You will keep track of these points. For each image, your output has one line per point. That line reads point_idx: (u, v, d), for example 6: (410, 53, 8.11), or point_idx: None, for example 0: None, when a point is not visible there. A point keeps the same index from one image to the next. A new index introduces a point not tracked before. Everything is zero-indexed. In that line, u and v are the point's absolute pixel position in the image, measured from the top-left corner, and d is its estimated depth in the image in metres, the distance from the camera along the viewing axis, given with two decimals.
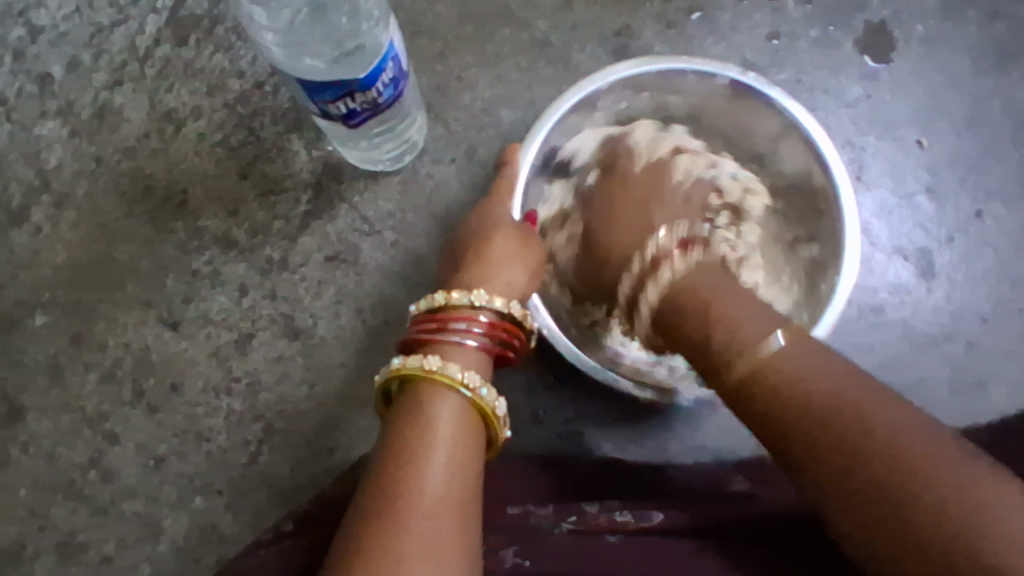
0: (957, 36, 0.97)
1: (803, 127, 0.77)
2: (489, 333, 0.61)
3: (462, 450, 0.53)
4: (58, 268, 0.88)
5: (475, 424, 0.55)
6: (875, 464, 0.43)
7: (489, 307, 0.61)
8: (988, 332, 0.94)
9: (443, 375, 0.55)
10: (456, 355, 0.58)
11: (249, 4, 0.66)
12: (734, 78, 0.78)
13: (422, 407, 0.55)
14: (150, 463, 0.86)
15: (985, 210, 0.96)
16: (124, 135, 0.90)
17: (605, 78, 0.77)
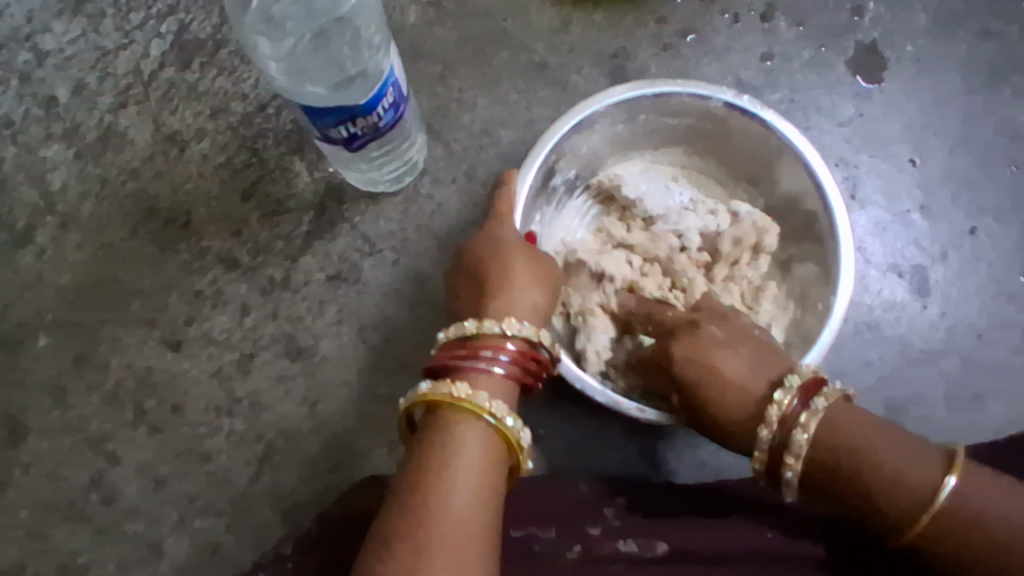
0: (947, 55, 0.99)
1: (796, 148, 0.78)
2: (516, 361, 0.62)
3: (487, 475, 0.54)
4: (62, 288, 0.89)
5: (498, 452, 0.56)
6: (908, 503, 0.51)
7: (518, 336, 0.63)
8: (984, 347, 0.95)
9: (471, 403, 0.57)
10: (483, 383, 0.60)
11: (255, 35, 0.67)
12: (729, 100, 0.79)
13: (448, 431, 0.56)
14: (152, 483, 0.86)
15: (978, 227, 0.97)
16: (129, 157, 0.91)
17: (602, 102, 0.78)
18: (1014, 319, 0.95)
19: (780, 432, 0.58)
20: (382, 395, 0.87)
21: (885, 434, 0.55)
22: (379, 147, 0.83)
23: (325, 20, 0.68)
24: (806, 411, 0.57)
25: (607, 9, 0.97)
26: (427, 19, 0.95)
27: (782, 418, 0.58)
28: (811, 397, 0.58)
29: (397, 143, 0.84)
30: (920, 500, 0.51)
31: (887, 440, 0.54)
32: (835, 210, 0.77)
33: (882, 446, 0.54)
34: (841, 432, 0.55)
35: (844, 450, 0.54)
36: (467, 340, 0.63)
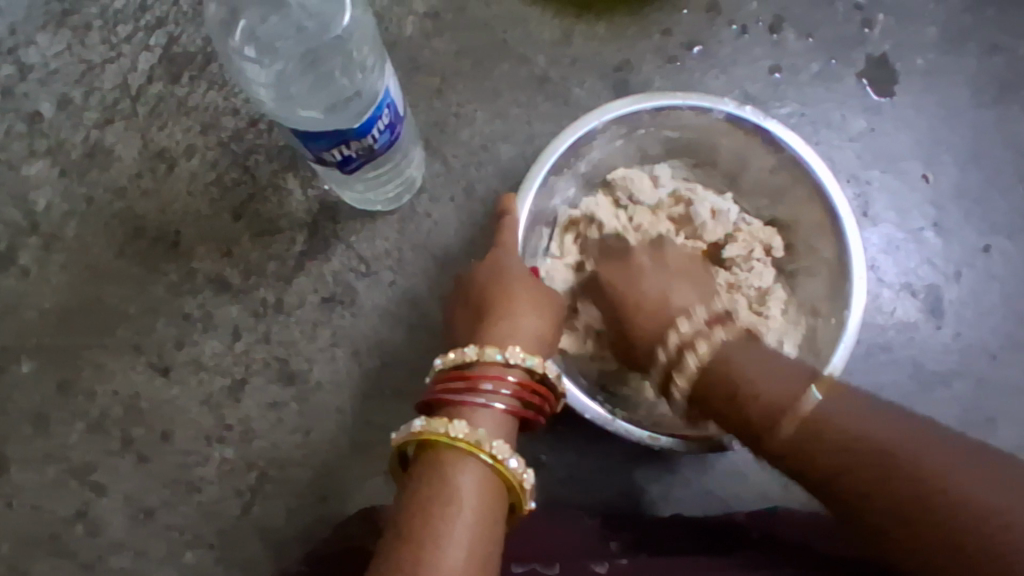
0: (958, 68, 0.97)
1: (803, 159, 0.76)
2: (517, 394, 0.58)
3: (486, 524, 0.50)
4: (45, 312, 0.85)
5: (498, 495, 0.53)
6: (871, 473, 0.45)
7: (520, 366, 0.59)
8: (998, 369, 0.92)
9: (468, 443, 0.53)
10: (482, 419, 0.56)
11: (244, 60, 0.65)
12: (731, 112, 0.77)
13: (444, 475, 0.52)
14: (138, 515, 0.83)
15: (991, 245, 0.94)
16: (115, 175, 0.88)
17: (601, 117, 0.75)
18: None
19: (674, 355, 0.57)
20: (378, 421, 0.84)
21: (779, 364, 0.53)
22: (375, 168, 0.80)
23: (315, 41, 0.65)
24: (699, 329, 0.57)
25: (610, 20, 0.94)
26: (425, 32, 0.92)
27: (678, 337, 0.58)
28: (712, 323, 0.57)
29: (393, 163, 0.82)
30: (787, 410, 0.50)
31: (776, 368, 0.53)
32: (845, 225, 0.74)
33: (766, 369, 0.53)
34: (728, 352, 0.55)
35: (726, 368, 0.54)
36: (465, 369, 0.59)
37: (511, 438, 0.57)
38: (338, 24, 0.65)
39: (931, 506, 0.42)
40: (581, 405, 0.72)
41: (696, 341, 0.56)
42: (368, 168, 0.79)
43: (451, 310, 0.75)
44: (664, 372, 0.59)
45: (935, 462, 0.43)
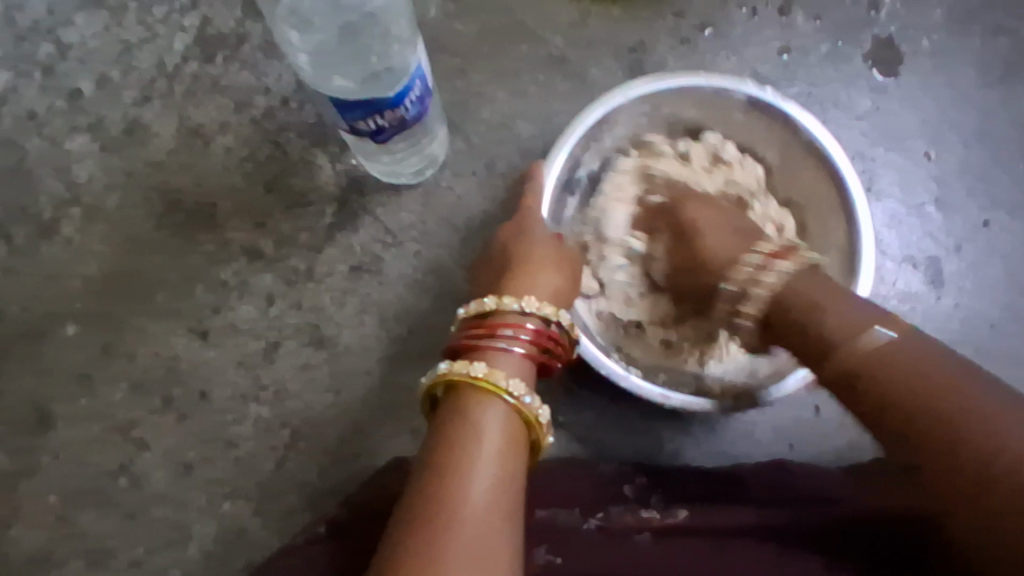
0: (963, 49, 1.00)
1: (817, 139, 0.79)
2: (534, 340, 0.63)
3: (509, 457, 0.55)
4: (89, 279, 0.90)
5: (517, 429, 0.58)
6: (911, 400, 0.51)
7: (535, 315, 0.65)
8: (997, 338, 0.96)
9: (489, 381, 0.58)
10: (502, 361, 0.61)
11: (286, 29, 0.69)
12: (751, 93, 0.80)
13: (469, 413, 0.57)
14: (179, 469, 0.88)
15: (992, 219, 0.98)
16: (153, 149, 0.92)
17: (626, 95, 0.78)
18: None
19: (738, 286, 0.68)
20: (405, 383, 0.89)
21: (841, 296, 0.61)
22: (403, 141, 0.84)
23: (349, 12, 0.69)
24: (759, 260, 0.67)
25: (625, 2, 0.97)
26: (447, 14, 0.96)
27: (742, 271, 0.68)
28: (773, 254, 0.67)
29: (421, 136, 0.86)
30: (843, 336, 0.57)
31: (841, 301, 0.61)
32: (856, 204, 0.78)
33: (826, 296, 0.61)
34: (794, 285, 0.64)
35: (790, 298, 0.63)
36: (486, 317, 0.64)
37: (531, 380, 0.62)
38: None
39: (955, 432, 0.48)
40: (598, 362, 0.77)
41: (757, 272, 0.66)
42: (399, 140, 0.83)
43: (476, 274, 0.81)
44: (734, 299, 0.69)
45: (948, 392, 0.49)
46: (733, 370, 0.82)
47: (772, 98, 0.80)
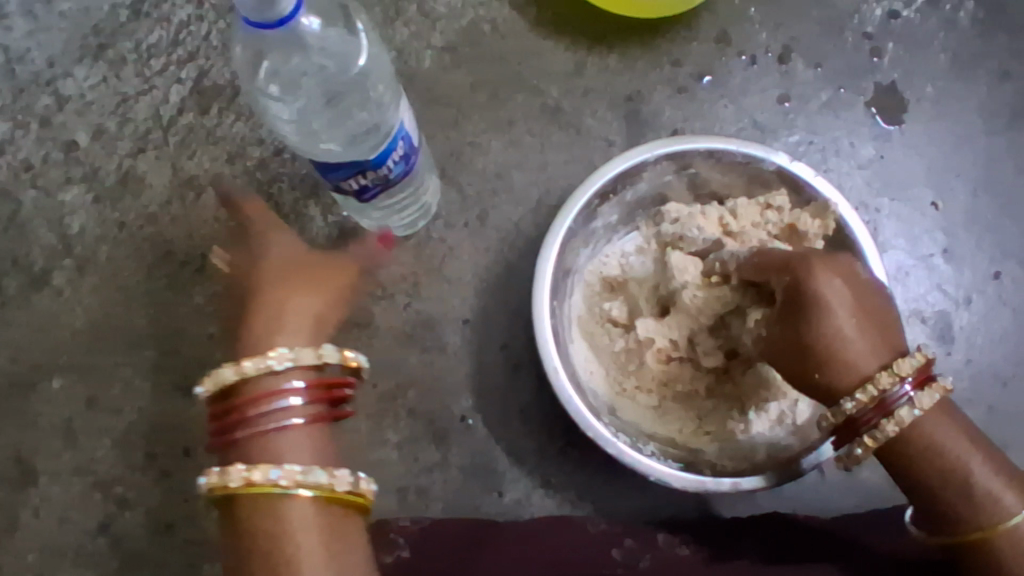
0: (969, 95, 0.98)
1: (845, 221, 0.76)
2: (304, 396, 0.57)
3: (317, 543, 0.53)
4: (77, 331, 0.89)
5: (329, 518, 0.55)
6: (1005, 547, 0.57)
7: (293, 369, 0.57)
8: (1011, 396, 0.92)
9: (269, 485, 0.54)
10: (278, 441, 0.55)
11: (268, 98, 0.69)
12: (781, 164, 0.78)
13: (260, 518, 0.53)
14: (159, 528, 0.86)
15: (1002, 271, 0.95)
16: (146, 201, 0.92)
17: (652, 151, 0.79)
18: None
19: (877, 415, 0.58)
20: (392, 440, 0.88)
21: (970, 442, 0.59)
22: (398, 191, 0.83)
23: (332, 80, 0.69)
24: (913, 398, 0.58)
25: (622, 52, 0.97)
26: (442, 64, 0.96)
27: (875, 411, 0.58)
28: (919, 385, 0.59)
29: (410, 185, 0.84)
30: (988, 501, 0.58)
31: (971, 447, 0.59)
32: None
33: (965, 449, 0.59)
34: (933, 430, 0.59)
35: (931, 444, 0.59)
36: (235, 393, 0.56)
37: (318, 448, 0.57)
38: (347, 58, 0.70)
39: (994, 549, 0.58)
40: (585, 423, 0.75)
41: (908, 411, 0.58)
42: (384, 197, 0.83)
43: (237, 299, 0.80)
44: (848, 429, 0.60)
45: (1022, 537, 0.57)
46: (729, 448, 0.81)
47: (801, 173, 0.78)
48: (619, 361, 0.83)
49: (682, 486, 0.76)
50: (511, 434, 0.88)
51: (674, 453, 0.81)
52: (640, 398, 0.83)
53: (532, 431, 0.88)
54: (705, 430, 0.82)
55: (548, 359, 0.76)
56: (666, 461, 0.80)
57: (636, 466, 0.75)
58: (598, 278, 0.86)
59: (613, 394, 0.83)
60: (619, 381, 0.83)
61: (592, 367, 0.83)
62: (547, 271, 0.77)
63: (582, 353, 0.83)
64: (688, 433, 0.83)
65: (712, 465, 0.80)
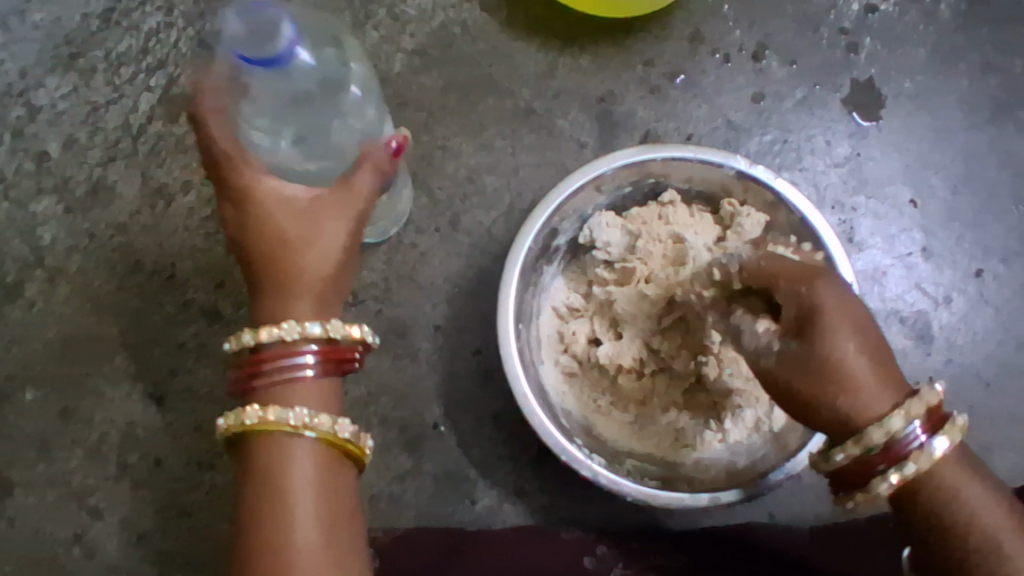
0: (949, 89, 0.96)
1: (809, 221, 0.76)
2: (316, 361, 0.57)
3: (323, 472, 0.55)
4: (49, 342, 0.89)
5: (333, 460, 0.56)
6: None
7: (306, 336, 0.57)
8: (992, 396, 0.91)
9: (279, 426, 0.55)
10: (286, 394, 0.56)
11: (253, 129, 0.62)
12: (741, 168, 0.77)
13: (269, 449, 0.55)
14: (132, 539, 0.86)
15: (984, 269, 0.93)
16: (117, 210, 0.92)
17: (610, 163, 0.77)
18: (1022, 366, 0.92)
19: (882, 461, 0.53)
20: None
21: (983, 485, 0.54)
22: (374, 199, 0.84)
23: (311, 111, 0.63)
24: (921, 445, 0.53)
25: (593, 52, 0.96)
26: (412, 68, 0.95)
27: (875, 454, 0.53)
28: (928, 426, 0.53)
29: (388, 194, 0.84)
30: (1001, 554, 0.51)
31: (987, 495, 0.53)
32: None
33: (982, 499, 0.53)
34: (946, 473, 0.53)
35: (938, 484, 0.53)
36: (252, 351, 0.58)
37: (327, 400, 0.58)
38: (335, 93, 0.65)
39: None
40: (560, 451, 0.74)
41: (917, 461, 0.53)
42: None
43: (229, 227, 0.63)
44: (847, 468, 0.55)
45: None
46: (708, 460, 0.80)
47: (762, 175, 0.78)
48: (592, 379, 0.83)
49: (659, 504, 0.74)
50: (483, 441, 0.87)
51: (652, 471, 0.80)
52: (615, 416, 0.83)
53: (504, 437, 0.87)
54: (683, 443, 0.81)
55: (517, 383, 0.75)
56: (643, 480, 0.79)
57: (611, 486, 0.74)
58: (564, 295, 0.85)
59: (588, 413, 0.83)
60: (592, 398, 0.83)
61: (564, 384, 0.83)
62: (511, 293, 0.76)
63: (553, 370, 0.83)
64: (666, 447, 0.82)
65: (689, 480, 0.79)
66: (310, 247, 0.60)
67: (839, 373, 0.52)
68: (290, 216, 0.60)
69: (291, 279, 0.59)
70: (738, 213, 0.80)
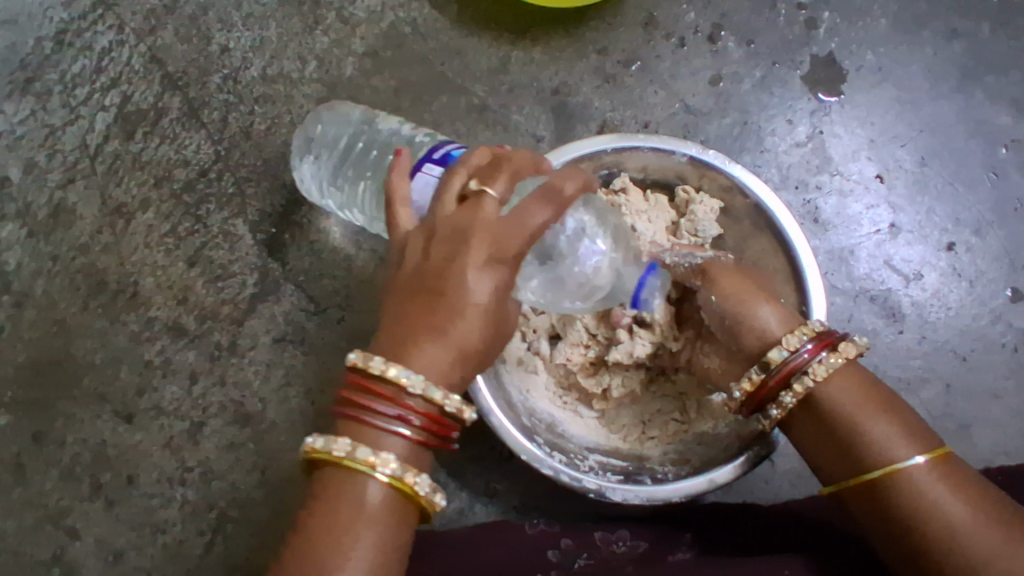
0: (914, 59, 0.94)
1: (765, 204, 0.73)
2: (425, 422, 0.50)
3: (391, 515, 0.50)
4: (19, 366, 0.90)
5: (399, 507, 0.50)
6: (904, 501, 0.53)
7: (436, 399, 0.50)
8: (967, 372, 0.89)
9: (364, 468, 0.49)
10: (390, 445, 0.50)
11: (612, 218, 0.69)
12: (693, 155, 0.75)
13: (346, 475, 0.50)
14: (109, 557, 0.88)
15: (956, 241, 0.91)
16: (77, 232, 0.92)
17: (559, 158, 0.74)
18: (997, 340, 0.90)
19: (780, 385, 0.59)
20: None
21: (874, 405, 0.56)
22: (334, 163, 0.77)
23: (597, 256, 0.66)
24: (814, 364, 0.58)
25: (546, 44, 0.94)
26: (364, 71, 0.94)
27: (795, 355, 0.58)
28: (824, 350, 0.58)
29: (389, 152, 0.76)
30: (884, 452, 0.54)
31: (877, 413, 0.56)
32: (807, 281, 0.72)
33: (868, 406, 0.56)
34: (836, 397, 0.57)
35: (831, 410, 0.57)
36: (374, 379, 0.50)
37: (418, 460, 0.51)
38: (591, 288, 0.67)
39: (905, 510, 0.53)
40: (522, 450, 0.74)
41: (822, 367, 0.57)
42: (344, 193, 0.77)
43: (439, 250, 0.51)
44: (768, 373, 0.60)
45: (929, 493, 0.52)
46: (673, 452, 0.79)
47: (715, 160, 0.75)
48: (557, 375, 0.81)
49: (626, 498, 0.73)
50: None
51: (616, 466, 0.79)
52: (580, 412, 0.82)
53: (472, 439, 0.87)
54: (650, 435, 0.80)
55: (474, 385, 0.74)
56: (605, 475, 0.78)
57: (574, 482, 0.74)
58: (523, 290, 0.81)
59: (554, 409, 0.82)
60: (558, 394, 0.82)
61: (528, 384, 0.81)
62: None
63: (517, 372, 0.80)
64: (632, 441, 0.80)
65: (653, 472, 0.78)
66: (482, 323, 0.51)
67: (766, 286, 0.67)
68: (491, 277, 0.51)
69: (444, 327, 0.50)
70: (691, 200, 0.78)
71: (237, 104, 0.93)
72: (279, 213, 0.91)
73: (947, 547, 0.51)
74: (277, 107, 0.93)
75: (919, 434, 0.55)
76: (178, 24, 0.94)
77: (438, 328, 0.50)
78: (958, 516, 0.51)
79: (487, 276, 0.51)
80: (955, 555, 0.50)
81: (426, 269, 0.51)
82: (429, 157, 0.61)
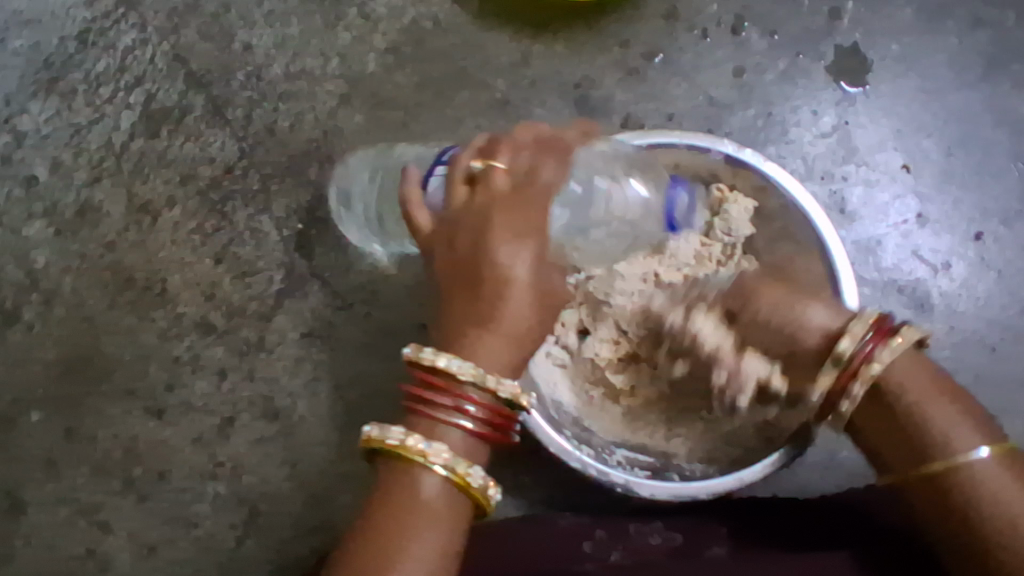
0: (938, 48, 0.93)
1: (800, 203, 0.73)
2: (479, 412, 0.54)
3: (447, 512, 0.52)
4: (49, 364, 0.91)
5: (453, 503, 0.53)
6: (957, 488, 0.53)
7: (489, 389, 0.54)
8: (997, 363, 0.89)
9: (419, 457, 0.52)
10: (448, 436, 0.54)
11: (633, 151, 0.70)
12: (729, 153, 0.74)
13: (405, 470, 0.53)
14: (142, 550, 0.89)
15: (984, 232, 0.91)
16: (104, 230, 0.93)
17: None
18: None
19: (851, 376, 0.59)
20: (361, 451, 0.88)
21: (939, 396, 0.57)
22: None
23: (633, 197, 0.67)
24: (879, 351, 0.58)
25: (567, 37, 0.94)
26: (386, 66, 0.94)
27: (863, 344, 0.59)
28: (886, 338, 0.58)
29: None
30: (943, 441, 0.55)
31: (940, 402, 0.56)
32: (840, 280, 0.72)
33: (933, 397, 0.57)
34: (903, 385, 0.57)
35: (893, 397, 0.58)
36: (432, 374, 0.54)
37: (472, 450, 0.55)
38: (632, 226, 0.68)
39: (957, 496, 0.53)
40: (549, 442, 0.73)
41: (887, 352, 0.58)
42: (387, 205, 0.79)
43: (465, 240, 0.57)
44: (844, 365, 0.59)
45: (986, 481, 0.53)
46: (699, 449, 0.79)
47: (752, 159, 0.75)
48: (585, 368, 0.80)
49: (653, 493, 0.73)
50: None
51: (642, 461, 0.79)
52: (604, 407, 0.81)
53: None
54: (676, 432, 0.80)
55: None
56: (633, 470, 0.78)
57: (602, 476, 0.73)
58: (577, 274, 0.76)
59: (581, 404, 0.81)
60: (586, 388, 0.81)
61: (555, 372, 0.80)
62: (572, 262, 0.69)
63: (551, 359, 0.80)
64: (658, 437, 0.80)
65: (680, 470, 0.78)
66: (522, 298, 0.55)
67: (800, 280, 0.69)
68: (519, 254, 0.55)
69: (488, 310, 0.55)
70: (726, 199, 0.77)
71: (260, 101, 0.94)
72: (305, 210, 0.91)
73: (999, 535, 0.51)
74: (300, 104, 0.94)
75: (983, 426, 0.55)
76: (201, 22, 0.95)
77: (483, 313, 0.55)
78: (1010, 509, 0.52)
79: (516, 255, 0.55)
80: (1004, 546, 0.51)
81: (459, 262, 0.56)
82: (438, 162, 0.64)
